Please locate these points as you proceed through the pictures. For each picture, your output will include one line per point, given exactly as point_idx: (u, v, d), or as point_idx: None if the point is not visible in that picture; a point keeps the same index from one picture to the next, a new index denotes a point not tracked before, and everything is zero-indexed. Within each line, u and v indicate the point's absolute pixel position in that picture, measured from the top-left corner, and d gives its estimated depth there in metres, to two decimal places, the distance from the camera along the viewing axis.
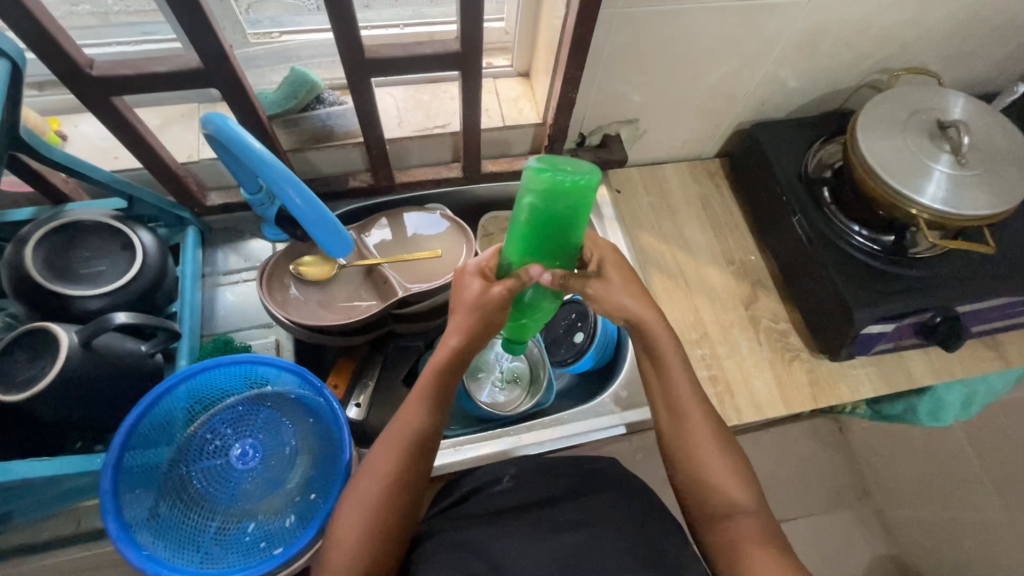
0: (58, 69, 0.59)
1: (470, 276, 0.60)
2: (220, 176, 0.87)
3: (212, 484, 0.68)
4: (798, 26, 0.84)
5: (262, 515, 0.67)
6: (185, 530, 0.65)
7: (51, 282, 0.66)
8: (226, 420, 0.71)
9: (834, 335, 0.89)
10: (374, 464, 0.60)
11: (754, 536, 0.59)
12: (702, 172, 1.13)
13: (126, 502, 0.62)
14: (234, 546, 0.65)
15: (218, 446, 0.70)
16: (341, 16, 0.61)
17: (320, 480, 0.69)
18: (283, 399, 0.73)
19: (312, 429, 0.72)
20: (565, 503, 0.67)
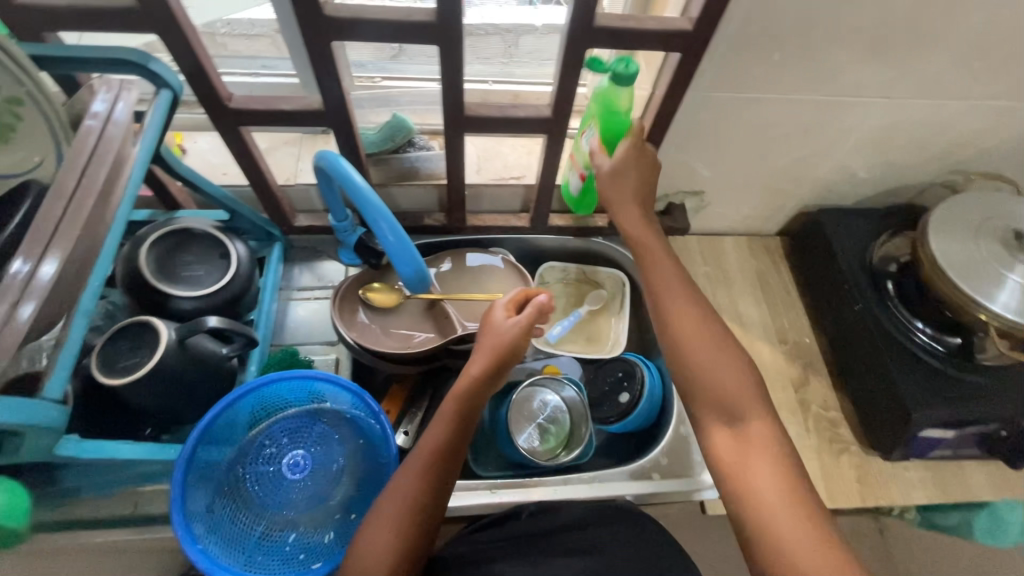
0: (203, 99, 0.68)
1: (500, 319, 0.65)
2: (310, 201, 0.95)
3: (263, 489, 0.72)
4: (874, 123, 0.87)
5: (303, 527, 0.70)
6: (235, 532, 0.68)
7: (157, 281, 0.72)
8: (285, 430, 0.75)
9: (887, 435, 0.87)
10: (388, 498, 0.61)
11: (760, 449, 0.57)
12: (761, 249, 1.13)
13: (190, 495, 0.66)
14: (276, 554, 0.68)
15: (273, 453, 0.74)
16: (451, 78, 0.68)
17: (362, 502, 0.72)
18: (338, 417, 0.77)
19: (361, 450, 0.75)
20: (573, 532, 0.70)
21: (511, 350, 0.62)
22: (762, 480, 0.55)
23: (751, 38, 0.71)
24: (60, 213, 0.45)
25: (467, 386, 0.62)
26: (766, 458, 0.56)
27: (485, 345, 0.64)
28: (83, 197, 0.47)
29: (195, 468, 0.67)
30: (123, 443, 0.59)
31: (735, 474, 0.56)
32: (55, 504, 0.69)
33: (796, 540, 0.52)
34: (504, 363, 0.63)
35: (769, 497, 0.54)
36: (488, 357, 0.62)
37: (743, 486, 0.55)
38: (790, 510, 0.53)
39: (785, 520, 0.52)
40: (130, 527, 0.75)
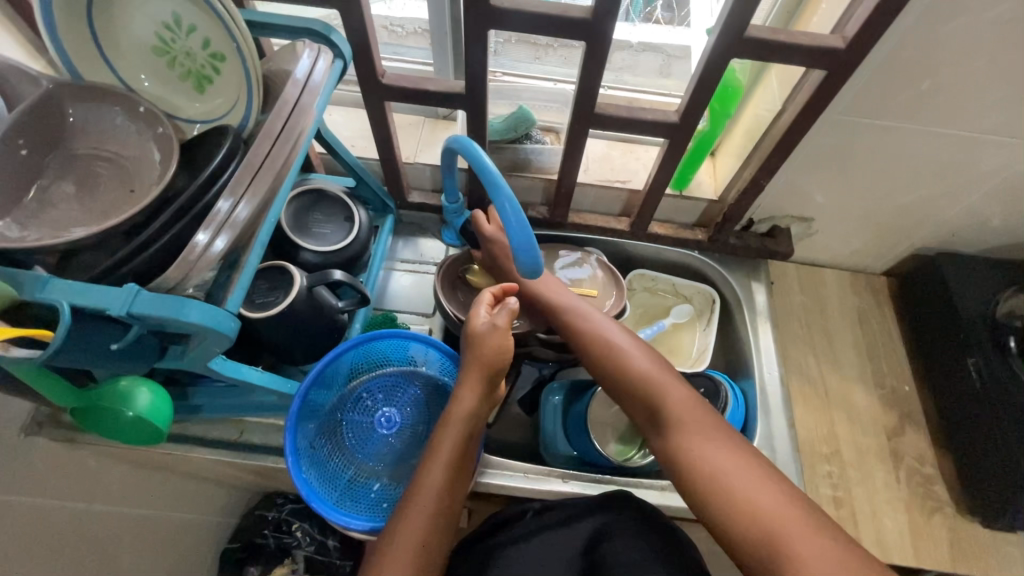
0: (361, 74, 0.74)
1: (484, 330, 0.70)
2: (424, 180, 1.01)
3: (358, 436, 0.77)
4: (1022, 168, 0.81)
5: (389, 479, 0.75)
6: (330, 471, 0.74)
7: (291, 232, 0.80)
8: (382, 386, 0.80)
9: (993, 499, 0.82)
10: (406, 525, 0.62)
11: (704, 437, 0.65)
12: (864, 287, 1.08)
13: (300, 430, 0.72)
14: (363, 498, 0.73)
15: (369, 406, 0.79)
16: (590, 74, 0.70)
17: None
18: (430, 383, 0.82)
19: None
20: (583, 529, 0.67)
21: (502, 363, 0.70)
22: (710, 459, 0.62)
23: (901, 64, 0.69)
24: (268, 150, 0.51)
25: (466, 407, 0.69)
26: (713, 435, 0.64)
27: (476, 362, 0.70)
28: (285, 140, 0.53)
29: (308, 403, 0.73)
30: (254, 369, 0.66)
31: (692, 458, 0.63)
32: (180, 418, 0.77)
33: (747, 494, 0.59)
34: (491, 378, 0.70)
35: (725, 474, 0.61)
36: (485, 378, 0.70)
37: (716, 485, 0.60)
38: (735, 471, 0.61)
39: (737, 482, 0.60)
40: (233, 451, 0.83)
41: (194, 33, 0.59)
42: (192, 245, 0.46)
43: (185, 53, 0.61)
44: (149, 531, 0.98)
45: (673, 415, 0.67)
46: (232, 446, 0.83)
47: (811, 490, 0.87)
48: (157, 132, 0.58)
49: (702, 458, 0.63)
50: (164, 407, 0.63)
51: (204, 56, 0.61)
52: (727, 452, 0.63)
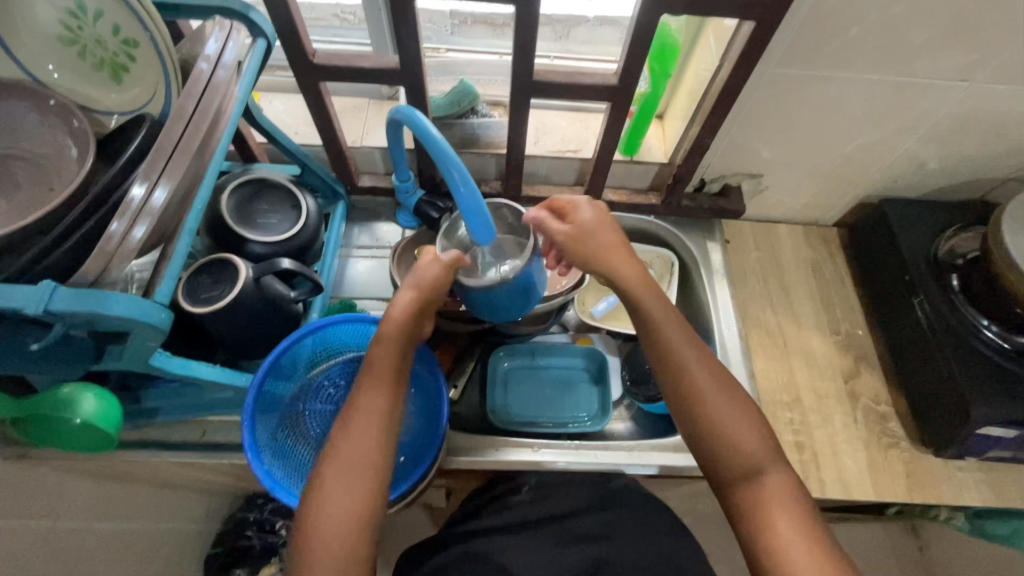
0: (290, 56, 0.72)
1: (429, 259, 0.66)
2: (373, 163, 1.00)
3: (320, 424, 0.78)
4: (952, 109, 0.84)
5: None
6: (294, 461, 0.74)
7: (234, 224, 0.77)
8: (343, 373, 0.81)
9: (942, 431, 0.85)
10: (342, 448, 0.58)
11: (719, 405, 0.64)
12: (817, 239, 1.11)
13: (260, 423, 0.71)
14: None
15: (331, 393, 0.80)
16: (524, 41, 0.69)
17: (412, 447, 0.80)
18: None
19: (414, 399, 0.83)
20: (585, 518, 0.73)
21: (437, 286, 0.65)
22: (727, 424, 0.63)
23: (827, 14, 0.70)
24: (180, 131, 0.49)
25: (396, 321, 0.63)
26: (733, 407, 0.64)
27: (409, 286, 0.65)
28: (200, 121, 0.51)
29: (269, 393, 0.73)
30: (204, 365, 0.64)
31: (699, 416, 0.64)
32: (137, 423, 0.76)
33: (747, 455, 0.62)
34: (425, 295, 0.65)
35: (742, 436, 0.63)
36: (415, 292, 0.64)
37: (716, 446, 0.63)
38: (745, 432, 0.63)
39: (744, 445, 0.62)
40: (197, 453, 0.81)
41: (102, 20, 0.57)
42: (108, 235, 0.45)
43: (96, 41, 0.58)
44: (124, 543, 0.97)
45: (703, 392, 0.64)
46: (195, 447, 0.81)
47: (774, 437, 0.90)
48: (70, 126, 0.56)
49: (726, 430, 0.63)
50: (115, 411, 0.61)
51: (116, 43, 0.58)
52: (742, 425, 0.63)
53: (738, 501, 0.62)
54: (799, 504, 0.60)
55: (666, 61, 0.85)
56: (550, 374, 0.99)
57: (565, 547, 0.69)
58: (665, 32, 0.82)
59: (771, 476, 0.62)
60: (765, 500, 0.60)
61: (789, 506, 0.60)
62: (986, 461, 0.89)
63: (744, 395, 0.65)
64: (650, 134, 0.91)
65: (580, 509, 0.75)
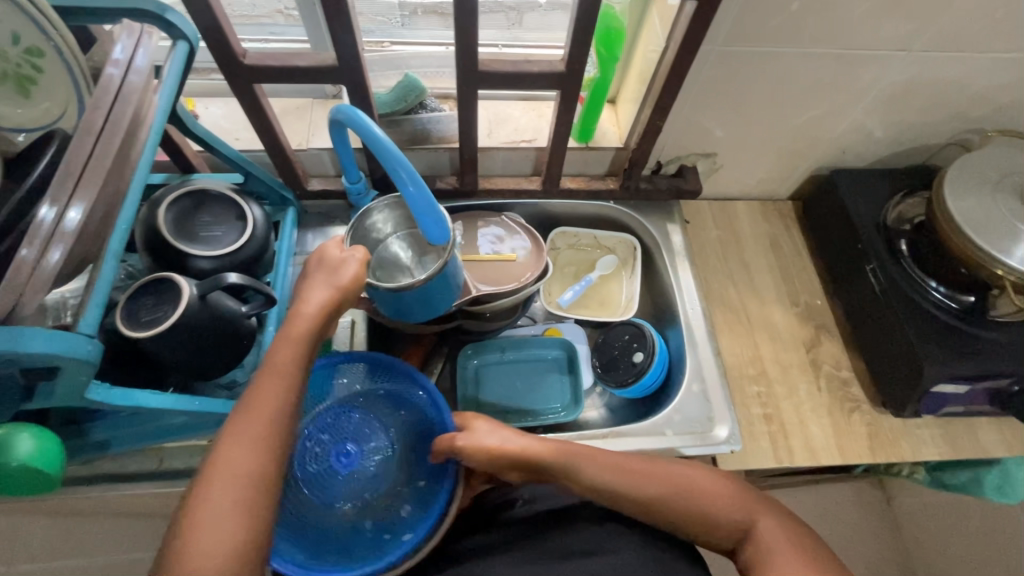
0: (219, 58, 0.68)
1: (336, 253, 0.65)
2: (322, 165, 0.96)
3: (321, 487, 0.78)
4: (892, 78, 0.85)
5: (377, 509, 0.77)
6: (311, 534, 0.75)
7: (175, 239, 0.73)
8: (324, 426, 0.82)
9: (900, 391, 0.88)
10: (229, 456, 0.52)
11: (677, 499, 0.66)
12: (773, 213, 1.13)
13: None
14: (363, 539, 0.75)
15: (320, 452, 0.80)
16: (465, 30, 0.67)
17: (424, 469, 0.79)
18: (372, 398, 0.84)
19: (407, 422, 0.83)
20: (573, 533, 0.70)
21: (354, 282, 0.64)
22: (672, 500, 0.66)
23: None
24: (91, 147, 0.46)
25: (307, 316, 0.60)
26: (692, 479, 0.68)
27: (320, 280, 0.63)
28: (111, 136, 0.47)
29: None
30: (149, 392, 0.60)
31: (682, 518, 0.66)
32: (87, 458, 0.72)
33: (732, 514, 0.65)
34: (337, 289, 0.62)
35: (699, 503, 0.66)
36: (332, 287, 0.62)
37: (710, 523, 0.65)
38: (715, 499, 0.66)
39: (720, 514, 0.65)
40: (157, 482, 0.77)
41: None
42: (17, 262, 0.41)
43: None
44: None
45: (655, 496, 0.66)
46: (154, 475, 0.78)
47: (743, 412, 0.92)
48: None
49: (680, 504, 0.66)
50: (55, 450, 0.57)
51: (17, 54, 0.53)
52: (707, 491, 0.67)
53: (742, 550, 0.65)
54: (786, 529, 0.64)
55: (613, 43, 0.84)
56: (519, 367, 0.98)
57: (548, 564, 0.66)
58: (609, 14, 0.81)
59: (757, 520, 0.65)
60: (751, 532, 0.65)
61: (776, 525, 0.65)
62: (941, 417, 0.93)
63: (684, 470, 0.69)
64: (601, 119, 0.90)
65: (569, 522, 0.72)
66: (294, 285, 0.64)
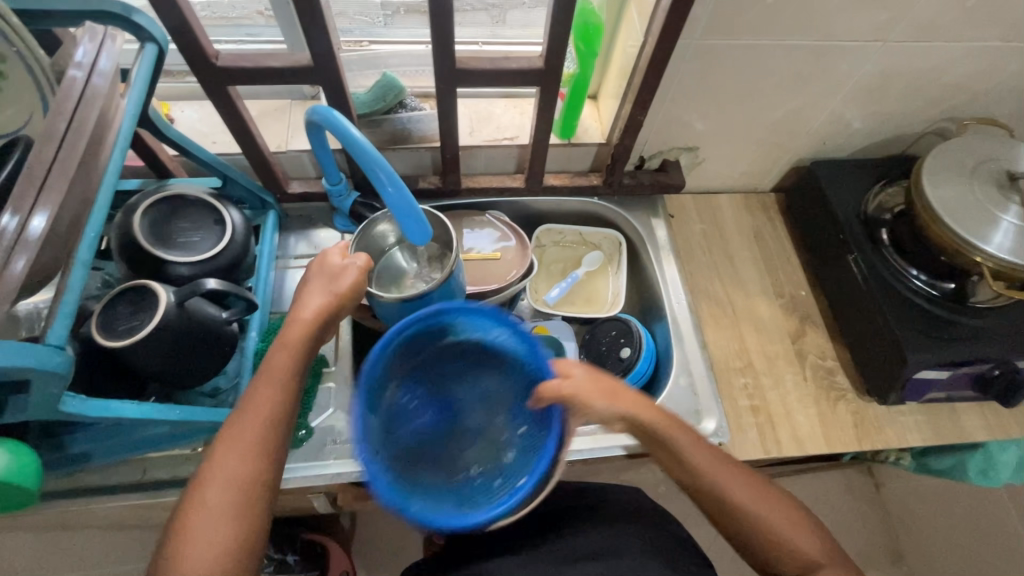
0: (190, 60, 0.66)
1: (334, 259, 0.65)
2: (302, 168, 0.95)
3: (419, 441, 0.68)
4: (869, 69, 0.86)
5: (478, 461, 0.67)
6: (416, 485, 0.63)
7: (151, 246, 0.72)
8: (418, 378, 0.69)
9: (883, 377, 0.89)
10: (221, 463, 0.54)
11: (770, 516, 0.64)
12: (756, 205, 1.14)
13: (366, 430, 0.60)
14: (473, 489, 0.65)
15: (415, 406, 0.68)
16: (441, 28, 0.66)
17: (526, 413, 0.68)
18: (465, 347, 0.70)
19: (501, 365, 0.70)
20: (586, 534, 0.74)
21: (351, 289, 0.64)
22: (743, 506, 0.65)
23: None
24: (54, 153, 0.45)
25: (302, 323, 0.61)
26: (780, 506, 0.65)
27: (319, 288, 0.64)
28: (75, 142, 0.46)
29: (365, 394, 0.62)
30: (126, 402, 0.59)
31: (757, 534, 0.64)
32: (67, 471, 0.70)
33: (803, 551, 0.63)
34: (333, 296, 0.63)
35: (765, 521, 0.64)
36: (329, 295, 0.63)
37: (777, 544, 0.64)
38: (796, 529, 0.64)
39: (795, 541, 0.63)
40: (139, 493, 0.76)
41: None
42: None
43: None
44: None
45: (749, 506, 0.64)
46: (137, 486, 0.77)
47: (730, 404, 0.92)
48: None
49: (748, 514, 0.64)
50: (31, 464, 0.55)
51: None
52: (791, 522, 0.64)
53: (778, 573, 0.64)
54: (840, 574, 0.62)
55: (591, 38, 0.83)
56: None
57: (558, 562, 0.70)
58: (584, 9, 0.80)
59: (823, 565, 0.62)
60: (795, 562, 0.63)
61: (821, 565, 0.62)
62: (925, 403, 0.94)
63: (782, 498, 0.66)
64: (581, 115, 0.90)
65: (583, 525, 0.76)
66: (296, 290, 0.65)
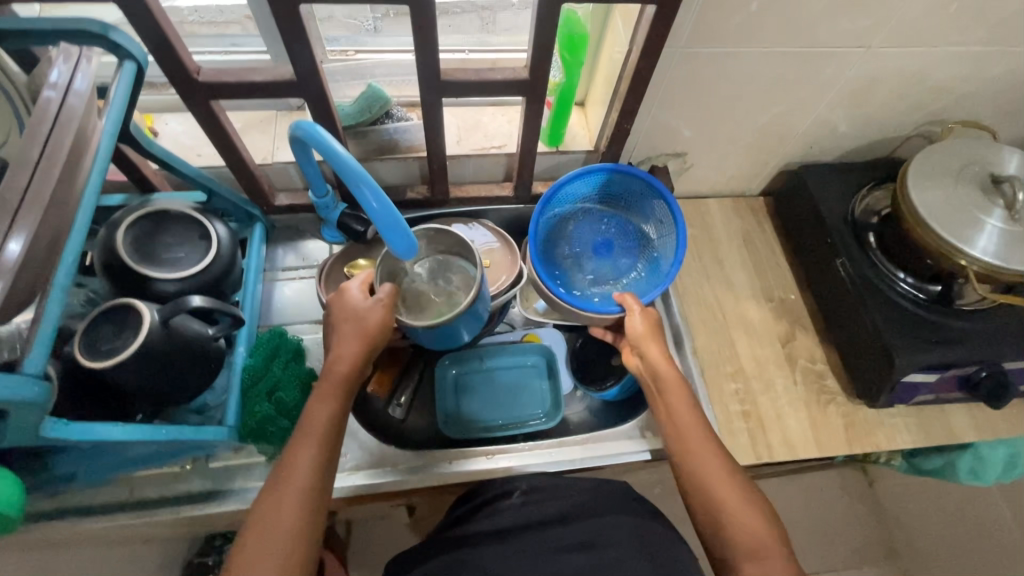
0: (171, 76, 0.66)
1: (362, 301, 0.67)
2: (289, 179, 0.94)
3: (582, 236, 0.99)
4: (852, 75, 0.87)
5: (573, 278, 0.96)
6: (548, 233, 0.96)
7: (135, 262, 0.71)
8: (618, 221, 0.99)
9: (873, 381, 0.89)
10: (268, 516, 0.55)
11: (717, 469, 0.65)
12: (745, 209, 1.14)
13: (561, 196, 0.94)
14: (548, 268, 0.94)
15: (602, 226, 0.99)
16: (424, 40, 0.66)
17: (609, 297, 0.93)
18: (651, 246, 0.97)
19: (639, 274, 0.95)
20: (569, 524, 0.72)
21: (379, 331, 0.66)
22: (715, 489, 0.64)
23: None
24: (28, 180, 0.44)
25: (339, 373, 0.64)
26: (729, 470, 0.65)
27: (349, 333, 0.65)
28: (50, 166, 0.45)
29: (583, 186, 0.95)
30: (110, 424, 0.58)
31: (699, 475, 0.66)
32: (51, 492, 0.69)
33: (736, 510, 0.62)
34: (365, 340, 0.65)
35: (717, 489, 0.64)
36: (359, 341, 0.65)
37: (709, 492, 0.64)
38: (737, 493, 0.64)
39: (728, 498, 0.63)
40: (126, 512, 0.75)
41: None
42: None
43: None
44: None
45: (701, 448, 0.67)
46: (125, 506, 0.76)
47: (721, 409, 0.92)
48: None
49: (721, 499, 0.63)
50: (12, 488, 0.54)
51: None
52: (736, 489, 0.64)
53: (711, 534, 0.63)
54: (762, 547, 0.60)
55: (577, 47, 0.83)
56: (498, 374, 0.97)
57: (540, 557, 0.68)
58: (570, 20, 0.80)
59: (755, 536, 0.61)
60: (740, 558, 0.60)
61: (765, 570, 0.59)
62: (915, 406, 0.95)
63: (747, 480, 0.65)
64: (568, 125, 0.90)
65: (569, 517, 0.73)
66: (326, 337, 0.67)
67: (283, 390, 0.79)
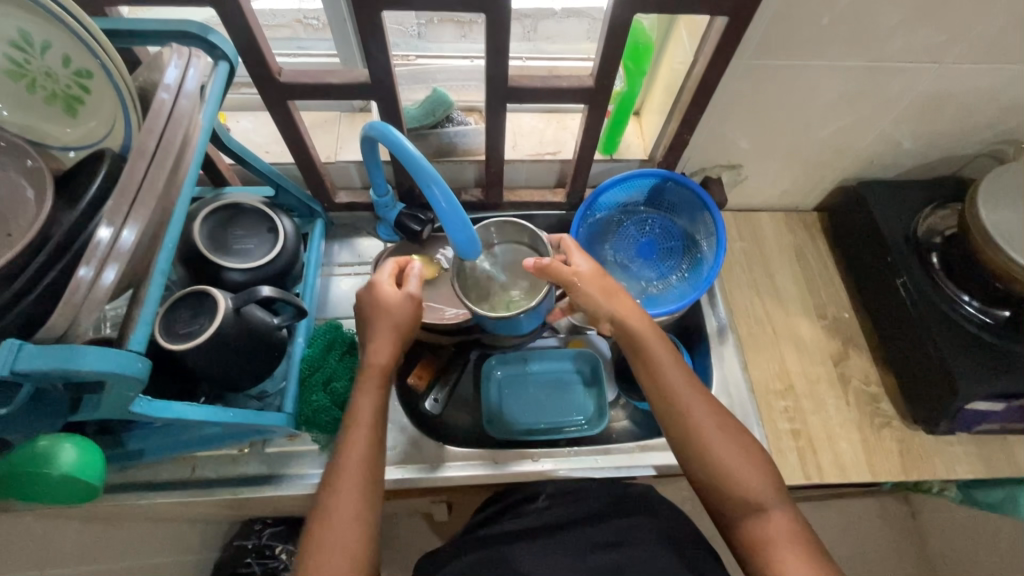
0: (256, 77, 0.69)
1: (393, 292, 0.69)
2: (349, 177, 0.97)
3: (625, 238, 1.00)
4: (922, 90, 0.85)
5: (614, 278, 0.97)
6: (590, 234, 0.98)
7: (209, 252, 0.75)
8: (664, 225, 0.99)
9: (933, 408, 0.86)
10: (337, 508, 0.60)
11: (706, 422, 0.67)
12: (797, 224, 1.12)
13: (605, 197, 0.96)
14: None
15: (646, 229, 1.00)
16: (497, 47, 0.68)
17: (650, 301, 0.94)
18: (694, 251, 0.97)
19: (682, 279, 0.95)
20: (595, 525, 0.73)
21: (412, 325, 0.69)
22: (689, 410, 0.68)
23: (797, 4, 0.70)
24: (144, 170, 0.47)
25: (381, 369, 0.67)
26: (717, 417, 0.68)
27: (384, 327, 0.68)
28: (163, 157, 0.49)
29: (630, 187, 0.96)
30: (184, 403, 0.61)
31: (690, 431, 0.67)
32: (121, 466, 0.73)
33: (733, 461, 0.66)
34: (401, 334, 0.68)
35: (714, 441, 0.66)
36: (397, 334, 0.68)
37: (701, 444, 0.67)
38: (728, 442, 0.67)
39: (721, 450, 0.66)
40: (188, 490, 0.78)
41: (51, 51, 0.53)
42: (75, 283, 0.43)
43: (45, 75, 0.55)
44: None
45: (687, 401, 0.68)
46: (186, 484, 0.79)
47: (770, 426, 0.91)
48: (25, 166, 0.53)
49: (706, 438, 0.67)
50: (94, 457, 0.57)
51: (68, 75, 0.55)
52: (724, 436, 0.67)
53: (709, 486, 0.67)
54: (780, 512, 0.64)
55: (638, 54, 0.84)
56: (541, 379, 0.98)
57: (573, 557, 0.69)
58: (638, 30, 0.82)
59: (771, 503, 0.64)
60: (770, 546, 0.62)
61: (800, 561, 0.60)
62: (975, 435, 0.91)
63: (739, 430, 0.68)
64: (625, 131, 0.91)
65: (597, 517, 0.74)
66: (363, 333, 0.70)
67: (338, 381, 0.82)
